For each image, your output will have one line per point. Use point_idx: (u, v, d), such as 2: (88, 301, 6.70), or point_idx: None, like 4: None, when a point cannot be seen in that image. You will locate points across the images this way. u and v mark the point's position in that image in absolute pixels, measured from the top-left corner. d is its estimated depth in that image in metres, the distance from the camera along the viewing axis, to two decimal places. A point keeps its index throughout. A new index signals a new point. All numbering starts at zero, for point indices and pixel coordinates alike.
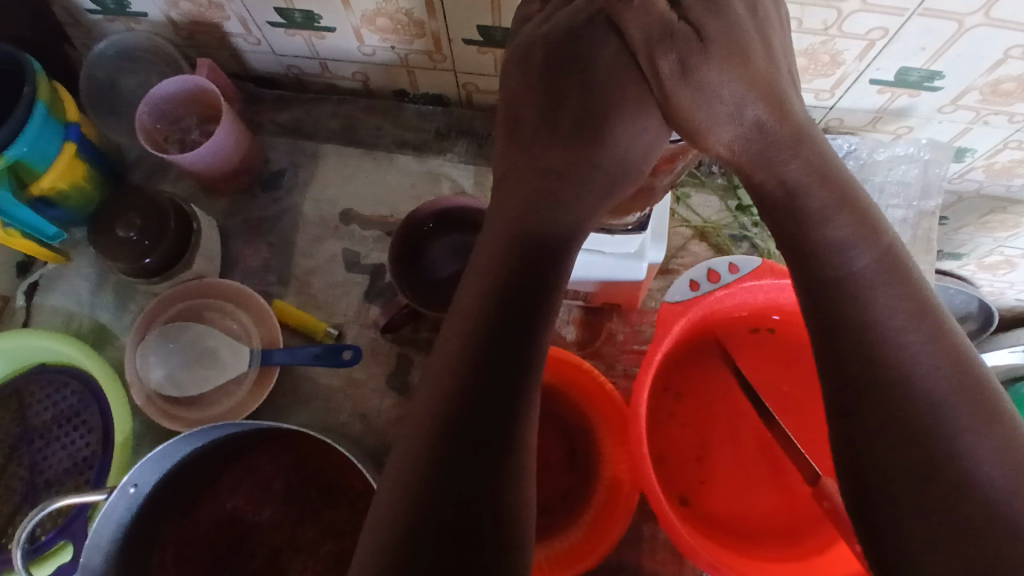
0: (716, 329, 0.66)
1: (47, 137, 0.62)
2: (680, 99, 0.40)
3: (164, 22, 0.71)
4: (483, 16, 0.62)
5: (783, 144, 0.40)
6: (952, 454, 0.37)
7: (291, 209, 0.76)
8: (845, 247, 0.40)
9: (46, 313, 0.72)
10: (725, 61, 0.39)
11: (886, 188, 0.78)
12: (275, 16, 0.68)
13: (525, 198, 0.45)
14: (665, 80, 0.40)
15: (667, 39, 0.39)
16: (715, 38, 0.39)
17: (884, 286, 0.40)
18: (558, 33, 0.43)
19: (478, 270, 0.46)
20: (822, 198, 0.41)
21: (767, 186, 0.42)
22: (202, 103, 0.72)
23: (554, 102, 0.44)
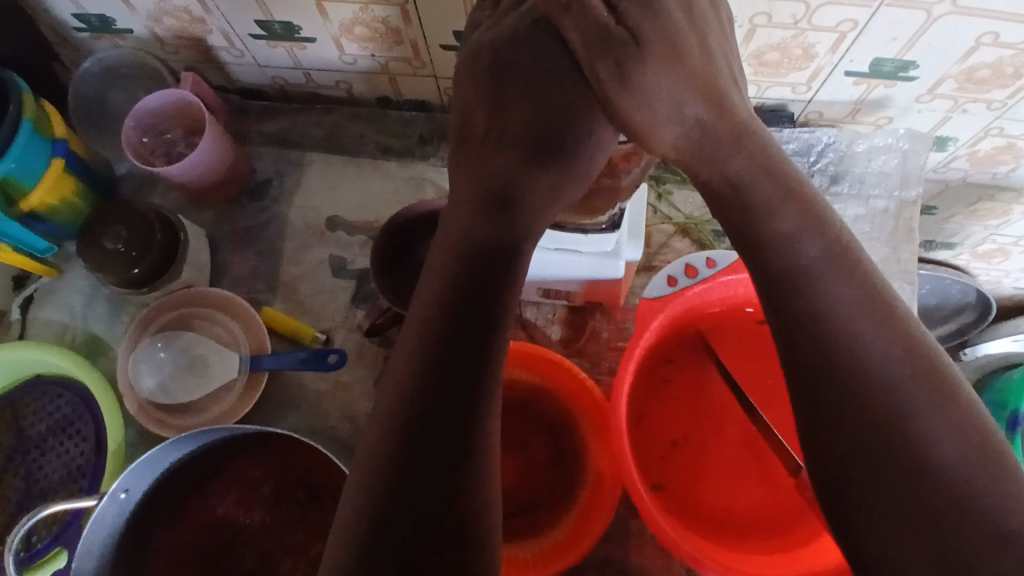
0: (689, 324, 0.66)
1: (33, 154, 0.63)
2: (621, 101, 0.42)
3: (149, 38, 0.73)
4: (458, 21, 0.63)
5: (726, 142, 0.42)
6: (909, 442, 0.37)
7: (277, 217, 0.76)
8: (792, 238, 0.41)
9: (40, 325, 0.74)
10: (662, 64, 0.41)
11: (867, 179, 0.76)
12: (255, 28, 0.69)
13: (484, 199, 0.47)
14: (605, 85, 0.42)
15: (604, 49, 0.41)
16: (651, 39, 0.41)
17: (834, 276, 0.40)
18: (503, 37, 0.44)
19: (434, 272, 0.47)
20: (767, 190, 0.42)
21: (713, 182, 0.43)
22: (184, 115, 0.72)
23: (505, 105, 0.46)
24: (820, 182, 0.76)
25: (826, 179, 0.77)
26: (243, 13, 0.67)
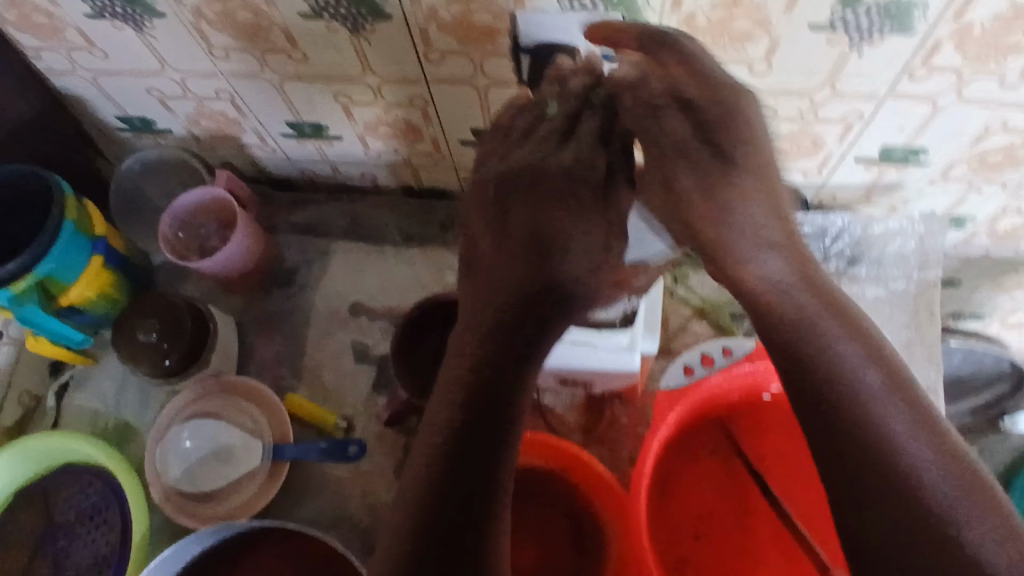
0: (721, 412, 0.65)
1: (73, 251, 0.67)
2: (702, 215, 0.44)
3: (187, 137, 0.77)
4: (475, 118, 0.67)
5: (811, 265, 0.43)
6: (958, 551, 0.35)
7: (302, 303, 0.78)
8: (835, 351, 0.41)
9: (75, 412, 0.76)
10: (751, 184, 0.43)
11: (885, 261, 0.75)
12: (286, 128, 0.73)
13: (510, 314, 0.46)
14: (693, 201, 0.44)
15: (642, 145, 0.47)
16: (740, 160, 0.43)
17: (885, 394, 0.40)
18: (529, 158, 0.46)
19: (450, 378, 0.45)
20: (830, 326, 0.41)
21: (770, 299, 0.42)
22: (219, 211, 0.75)
23: (529, 219, 0.47)
24: (838, 265, 0.75)
25: (843, 262, 0.75)
26: (276, 115, 0.71)
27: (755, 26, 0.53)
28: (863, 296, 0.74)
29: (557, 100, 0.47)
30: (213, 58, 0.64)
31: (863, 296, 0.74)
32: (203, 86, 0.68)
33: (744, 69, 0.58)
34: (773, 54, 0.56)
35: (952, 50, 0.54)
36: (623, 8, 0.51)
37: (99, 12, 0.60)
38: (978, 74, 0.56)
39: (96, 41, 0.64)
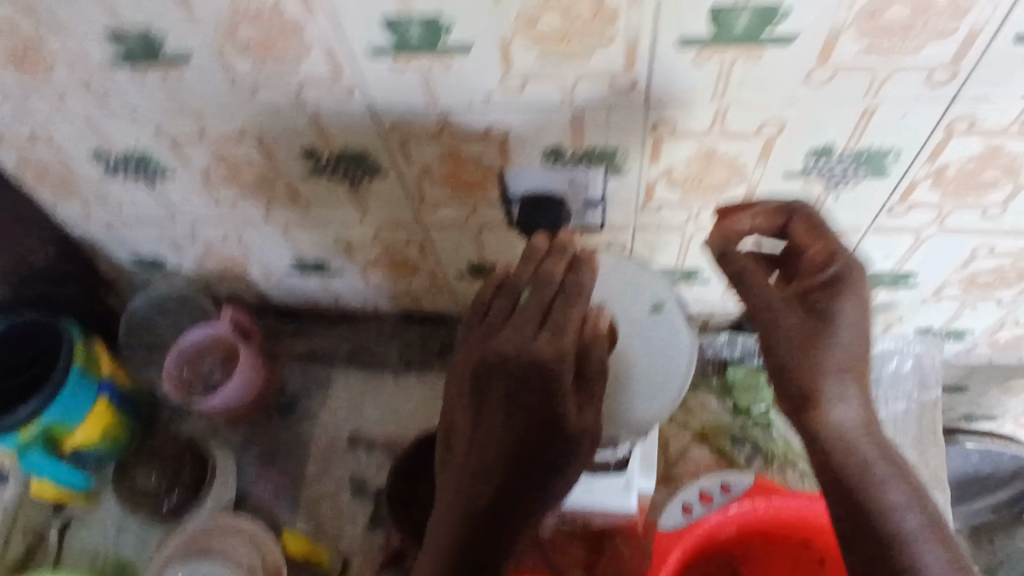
0: (739, 541, 0.64)
1: (80, 396, 0.68)
2: (799, 353, 0.46)
3: (195, 273, 0.80)
4: (470, 252, 0.70)
5: (866, 413, 0.47)
6: None
7: (302, 435, 0.78)
8: (885, 488, 0.46)
9: (73, 553, 0.75)
10: (860, 328, 0.46)
11: (884, 382, 0.76)
12: (290, 265, 0.76)
13: (485, 514, 0.43)
14: (793, 335, 0.46)
15: (628, 300, 0.52)
16: (859, 303, 0.46)
17: (919, 523, 0.46)
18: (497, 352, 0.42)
19: (432, 543, 0.43)
20: (884, 470, 0.46)
21: (839, 434, 0.46)
22: (224, 346, 0.76)
23: (500, 415, 0.43)
24: None
25: None
26: (281, 254, 0.74)
27: (732, 175, 0.55)
28: None
29: (529, 290, 0.43)
30: (220, 208, 0.67)
31: None
32: (211, 231, 0.71)
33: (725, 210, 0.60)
34: (752, 197, 0.58)
35: (928, 188, 0.56)
36: (604, 164, 0.55)
37: (114, 172, 0.63)
38: (957, 208, 0.58)
39: (110, 195, 0.67)
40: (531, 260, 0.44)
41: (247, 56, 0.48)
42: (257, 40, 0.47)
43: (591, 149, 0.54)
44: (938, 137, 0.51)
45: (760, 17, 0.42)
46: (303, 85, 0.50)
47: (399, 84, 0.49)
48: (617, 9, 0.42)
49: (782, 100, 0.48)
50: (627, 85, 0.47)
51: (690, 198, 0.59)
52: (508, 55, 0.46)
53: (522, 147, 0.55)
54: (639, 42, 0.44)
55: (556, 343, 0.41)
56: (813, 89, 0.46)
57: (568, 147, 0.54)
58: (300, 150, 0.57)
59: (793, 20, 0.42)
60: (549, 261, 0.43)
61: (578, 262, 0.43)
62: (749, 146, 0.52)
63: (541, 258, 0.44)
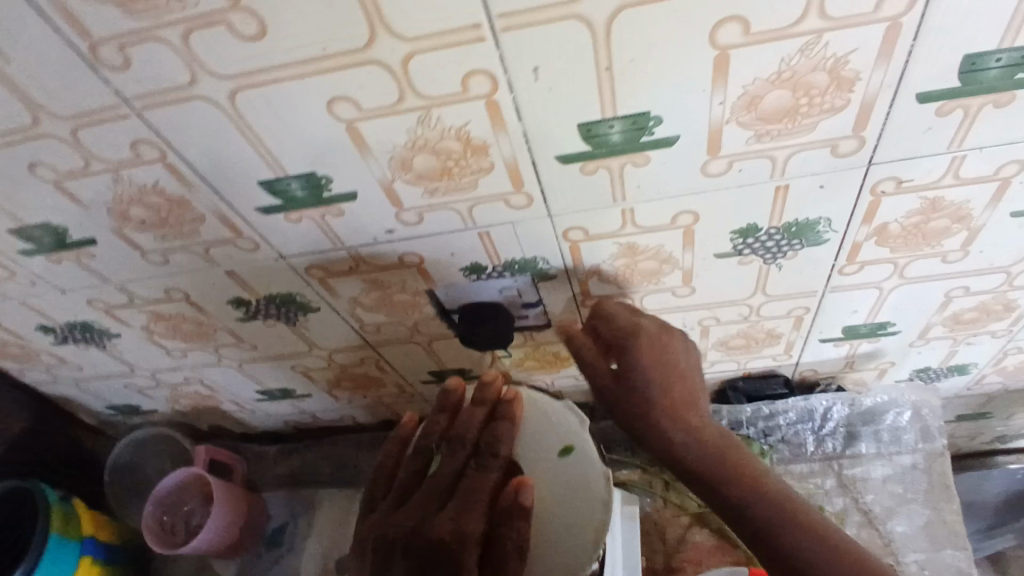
0: None
1: (61, 561, 0.68)
2: (611, 396, 0.49)
3: (172, 412, 0.80)
4: (428, 362, 0.69)
5: (693, 419, 0.47)
6: None
7: (290, 566, 0.76)
8: (752, 509, 0.42)
9: None
10: (653, 354, 0.49)
11: (885, 436, 0.71)
12: (258, 394, 0.76)
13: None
14: (602, 384, 0.50)
15: (537, 440, 0.43)
16: (647, 335, 0.50)
17: (792, 530, 0.40)
18: (396, 529, 0.39)
19: None
20: (726, 471, 0.44)
21: (674, 448, 0.46)
22: (201, 486, 0.76)
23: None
24: (834, 446, 0.71)
25: (839, 441, 0.71)
26: (246, 386, 0.74)
27: (662, 264, 0.53)
28: (870, 477, 0.70)
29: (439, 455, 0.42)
30: (172, 356, 0.67)
31: (869, 477, 0.70)
32: (173, 376, 0.71)
33: (667, 294, 0.57)
34: (691, 279, 0.55)
35: (875, 245, 0.52)
36: (529, 272, 0.54)
37: (64, 340, 0.64)
38: (915, 259, 0.54)
39: (68, 359, 0.68)
40: (445, 413, 0.44)
41: (148, 230, 0.49)
42: (151, 217, 0.47)
43: (511, 262, 0.52)
44: (866, 201, 0.47)
45: (633, 125, 0.40)
46: (209, 247, 0.50)
47: (300, 234, 0.49)
48: (485, 141, 0.41)
49: (688, 193, 0.45)
50: (522, 202, 0.46)
51: (627, 288, 0.56)
52: (394, 195, 0.45)
53: (441, 270, 0.54)
54: (519, 166, 0.43)
55: (456, 518, 0.37)
56: (712, 179, 0.44)
57: (488, 263, 0.52)
58: (228, 301, 0.57)
59: (668, 124, 0.40)
60: (464, 415, 0.42)
61: (499, 409, 0.42)
62: (669, 237, 0.50)
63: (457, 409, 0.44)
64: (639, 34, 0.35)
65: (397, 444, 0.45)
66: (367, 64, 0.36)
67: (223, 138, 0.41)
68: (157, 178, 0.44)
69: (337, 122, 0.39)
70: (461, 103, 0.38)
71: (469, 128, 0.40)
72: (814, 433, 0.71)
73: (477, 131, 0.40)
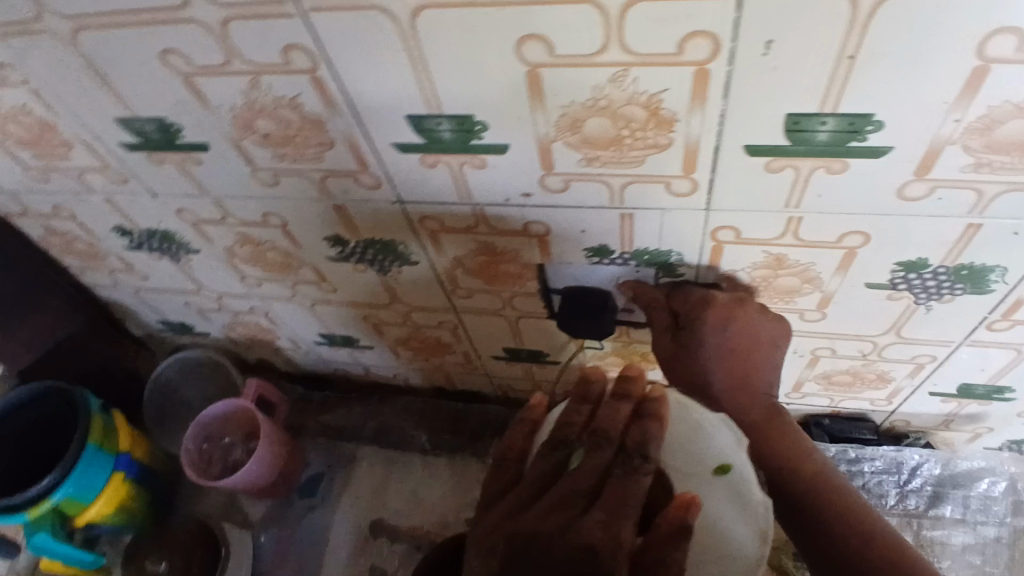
0: None
1: (93, 473, 0.65)
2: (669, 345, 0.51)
3: (225, 338, 0.77)
4: (507, 340, 0.66)
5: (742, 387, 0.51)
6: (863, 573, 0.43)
7: (322, 522, 0.73)
8: (784, 470, 0.48)
9: None
10: (719, 315, 0.48)
11: (972, 503, 0.66)
12: (318, 337, 0.73)
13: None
14: (663, 334, 0.51)
15: (684, 456, 0.36)
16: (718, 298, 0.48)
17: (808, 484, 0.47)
18: (534, 528, 0.33)
19: None
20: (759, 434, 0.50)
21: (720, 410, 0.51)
22: (245, 421, 0.73)
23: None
24: (916, 504, 0.66)
25: (923, 500, 0.66)
26: (309, 327, 0.71)
27: (804, 283, 0.48)
28: (949, 542, 0.64)
29: (582, 450, 0.35)
30: (246, 283, 0.64)
31: (948, 543, 0.64)
32: (239, 303, 0.68)
33: (795, 315, 0.53)
34: (826, 304, 0.51)
35: None
36: (657, 267, 0.50)
37: (138, 246, 0.61)
38: None
39: (137, 266, 0.65)
40: (587, 404, 0.38)
41: (267, 147, 0.45)
42: (277, 133, 0.43)
43: (642, 251, 0.48)
44: None
45: (848, 126, 0.36)
46: (326, 176, 0.47)
47: (430, 181, 0.45)
48: (675, 115, 0.37)
49: (865, 211, 0.41)
50: (684, 189, 0.42)
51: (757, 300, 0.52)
52: (548, 156, 0.41)
53: (563, 246, 0.49)
54: (699, 148, 0.38)
55: (609, 524, 0.32)
56: (907, 204, 0.40)
57: (616, 247, 0.48)
58: (325, 237, 0.54)
59: (886, 132, 0.36)
60: (608, 407, 0.36)
61: (645, 407, 0.36)
62: (826, 255, 0.46)
63: (601, 400, 0.38)
64: (897, 29, 0.31)
65: (528, 427, 0.40)
66: (579, 4, 0.32)
67: (385, 61, 0.37)
68: (297, 92, 0.40)
69: (520, 63, 0.35)
70: (669, 66, 0.34)
71: (663, 97, 0.36)
72: (896, 488, 0.67)
73: (670, 101, 0.36)
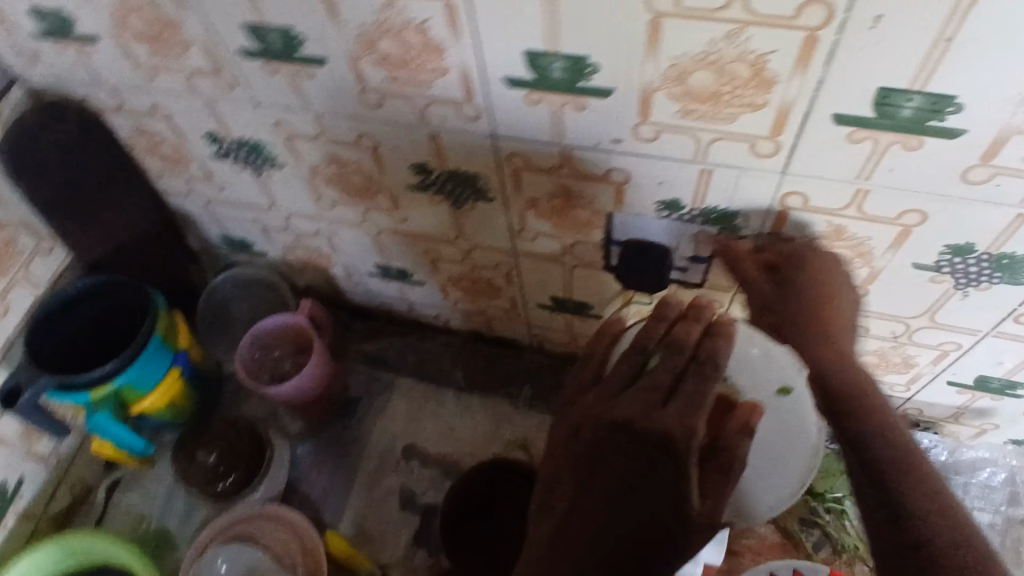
0: None
1: (153, 365, 0.69)
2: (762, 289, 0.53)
3: (280, 260, 0.81)
4: (556, 288, 0.69)
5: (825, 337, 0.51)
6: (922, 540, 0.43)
7: (357, 440, 0.78)
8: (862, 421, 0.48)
9: (121, 511, 0.79)
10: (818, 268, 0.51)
11: (971, 490, 0.72)
12: (373, 267, 0.76)
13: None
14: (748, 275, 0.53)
15: (754, 376, 0.45)
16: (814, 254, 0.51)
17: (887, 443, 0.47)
18: (621, 414, 0.39)
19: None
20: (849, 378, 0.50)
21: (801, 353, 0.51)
22: (297, 338, 0.77)
23: (602, 483, 0.40)
24: None
25: None
26: (367, 256, 0.75)
27: (855, 256, 0.52)
28: None
29: (660, 355, 0.41)
30: (319, 205, 0.68)
31: None
32: (306, 224, 0.72)
33: None
34: (870, 281, 0.55)
35: None
36: (720, 225, 0.53)
37: (225, 155, 0.64)
38: None
39: (216, 176, 0.68)
40: (664, 321, 0.43)
41: (382, 68, 0.48)
42: (395, 55, 0.47)
43: (712, 209, 0.52)
44: None
45: (931, 105, 0.40)
46: (430, 103, 0.50)
47: (528, 119, 0.49)
48: (776, 76, 0.40)
49: (929, 190, 0.45)
50: (767, 150, 0.45)
51: None
52: (647, 105, 0.44)
53: (638, 196, 0.53)
54: (790, 110, 0.42)
55: (684, 416, 0.37)
56: (968, 187, 0.44)
57: (687, 202, 0.52)
58: (411, 164, 0.57)
59: (964, 115, 0.40)
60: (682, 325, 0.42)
61: (714, 329, 0.41)
62: (882, 231, 0.49)
63: (677, 320, 0.43)
64: (1000, 16, 0.34)
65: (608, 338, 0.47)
66: None
67: None
68: (428, 17, 0.43)
69: (647, 11, 0.38)
70: (783, 28, 0.37)
71: (770, 57, 0.39)
72: None
73: (775, 62, 0.39)
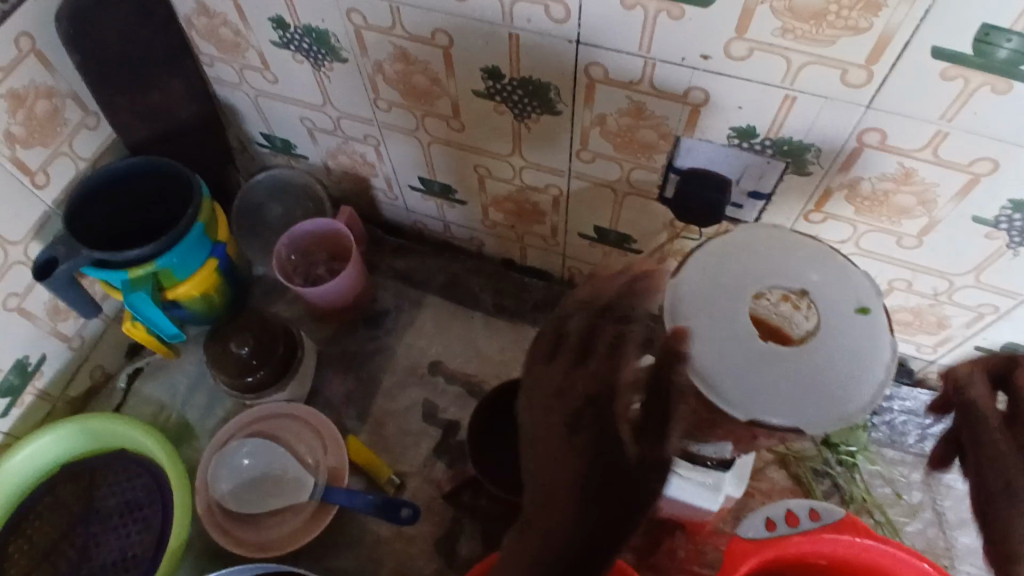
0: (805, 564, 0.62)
1: (193, 253, 0.68)
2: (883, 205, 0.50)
3: (320, 166, 0.80)
4: (602, 218, 0.69)
5: None
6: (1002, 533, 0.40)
7: (383, 350, 0.80)
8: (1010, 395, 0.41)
9: (140, 400, 0.78)
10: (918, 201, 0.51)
11: None
12: (416, 182, 0.76)
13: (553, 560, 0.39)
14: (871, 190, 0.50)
15: (835, 291, 0.42)
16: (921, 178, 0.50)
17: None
18: (553, 383, 0.42)
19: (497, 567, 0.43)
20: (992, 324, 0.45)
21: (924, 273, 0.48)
22: (332, 245, 0.77)
23: (551, 462, 0.41)
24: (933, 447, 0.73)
25: None
26: (412, 169, 0.74)
27: (918, 204, 0.53)
28: (954, 485, 0.72)
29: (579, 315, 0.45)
30: (375, 107, 0.67)
31: (953, 486, 0.72)
32: (355, 128, 0.71)
33: (892, 239, 0.57)
34: (927, 232, 0.55)
35: None
36: (790, 160, 0.54)
37: (287, 43, 0.63)
38: None
39: (271, 67, 0.67)
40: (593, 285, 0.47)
41: None
42: None
43: (783, 141, 0.52)
44: None
45: None
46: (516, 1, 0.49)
47: (621, 22, 0.48)
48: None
49: (1012, 139, 0.45)
50: (857, 80, 0.45)
51: (862, 217, 0.57)
52: (748, 19, 0.44)
53: (713, 119, 0.53)
54: (891, 40, 0.42)
55: (601, 373, 0.41)
56: None
57: (762, 131, 0.52)
58: (482, 67, 0.57)
59: None
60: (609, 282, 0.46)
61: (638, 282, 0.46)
62: (952, 178, 0.49)
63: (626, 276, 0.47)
64: None
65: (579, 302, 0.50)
66: None
67: None
68: None
69: None
70: None
71: None
72: (919, 429, 0.74)
73: None
